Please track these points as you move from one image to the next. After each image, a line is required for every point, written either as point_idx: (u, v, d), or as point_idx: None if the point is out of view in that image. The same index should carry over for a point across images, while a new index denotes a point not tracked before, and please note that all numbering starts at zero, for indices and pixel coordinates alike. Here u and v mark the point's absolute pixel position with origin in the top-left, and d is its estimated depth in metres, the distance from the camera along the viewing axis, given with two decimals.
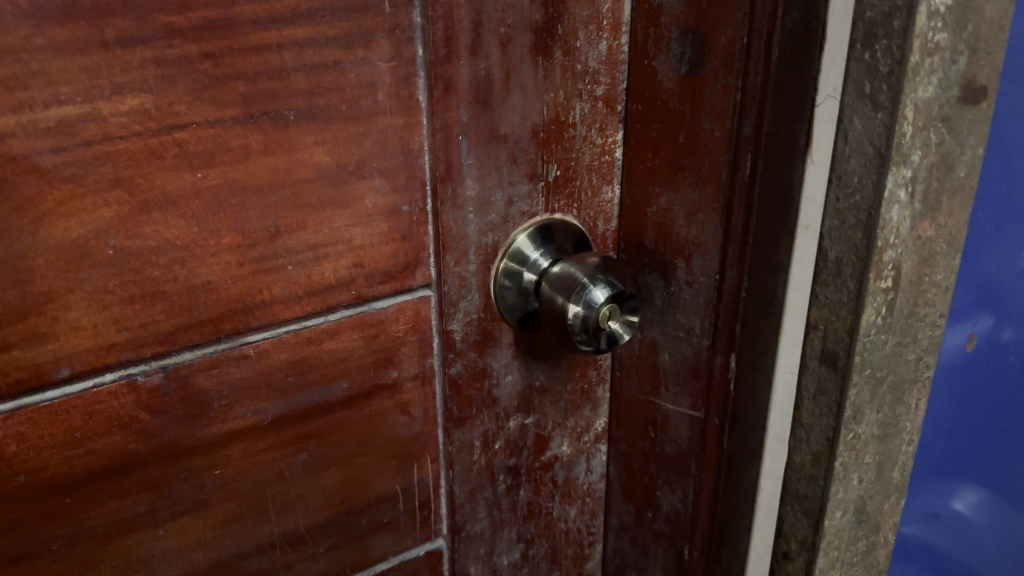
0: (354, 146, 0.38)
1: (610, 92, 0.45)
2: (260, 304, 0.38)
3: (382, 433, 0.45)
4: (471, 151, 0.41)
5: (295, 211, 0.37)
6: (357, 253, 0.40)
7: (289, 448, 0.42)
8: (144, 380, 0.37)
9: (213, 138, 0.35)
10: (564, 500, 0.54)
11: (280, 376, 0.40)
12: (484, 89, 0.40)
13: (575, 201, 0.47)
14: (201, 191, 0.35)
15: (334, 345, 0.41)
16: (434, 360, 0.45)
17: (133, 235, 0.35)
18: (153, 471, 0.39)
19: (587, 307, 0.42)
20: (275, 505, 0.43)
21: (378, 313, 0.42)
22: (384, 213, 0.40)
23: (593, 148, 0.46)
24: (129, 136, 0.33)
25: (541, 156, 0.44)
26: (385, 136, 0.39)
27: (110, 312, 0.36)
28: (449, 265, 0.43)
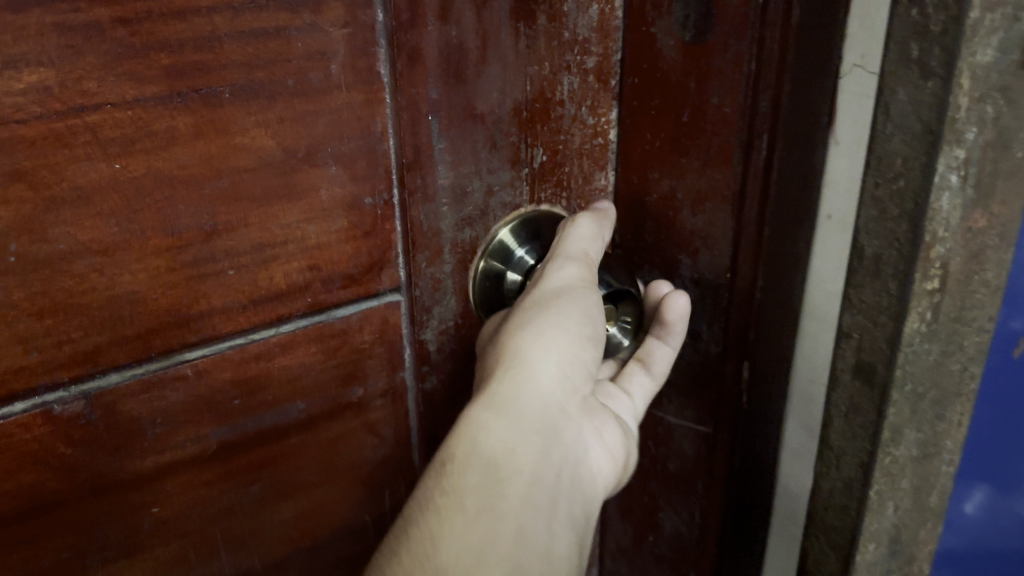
0: (304, 127, 0.32)
1: (603, 63, 0.39)
2: (197, 316, 0.33)
3: (347, 457, 0.39)
4: (443, 134, 0.36)
5: (235, 205, 0.32)
6: (312, 254, 0.34)
7: (239, 480, 0.36)
8: (61, 408, 0.31)
9: (132, 121, 0.29)
10: None
11: (225, 398, 0.35)
12: (456, 59, 0.34)
13: (565, 190, 0.41)
14: (120, 184, 0.30)
15: (287, 360, 0.36)
16: (406, 373, 0.40)
17: (39, 239, 0.29)
18: (79, 512, 0.33)
19: None
20: (225, 543, 0.37)
21: (339, 322, 0.36)
22: (342, 207, 0.34)
23: (583, 129, 0.40)
24: (29, 120, 0.28)
25: (525, 138, 0.38)
26: (340, 116, 0.33)
27: (16, 330, 0.30)
28: (422, 266, 0.37)
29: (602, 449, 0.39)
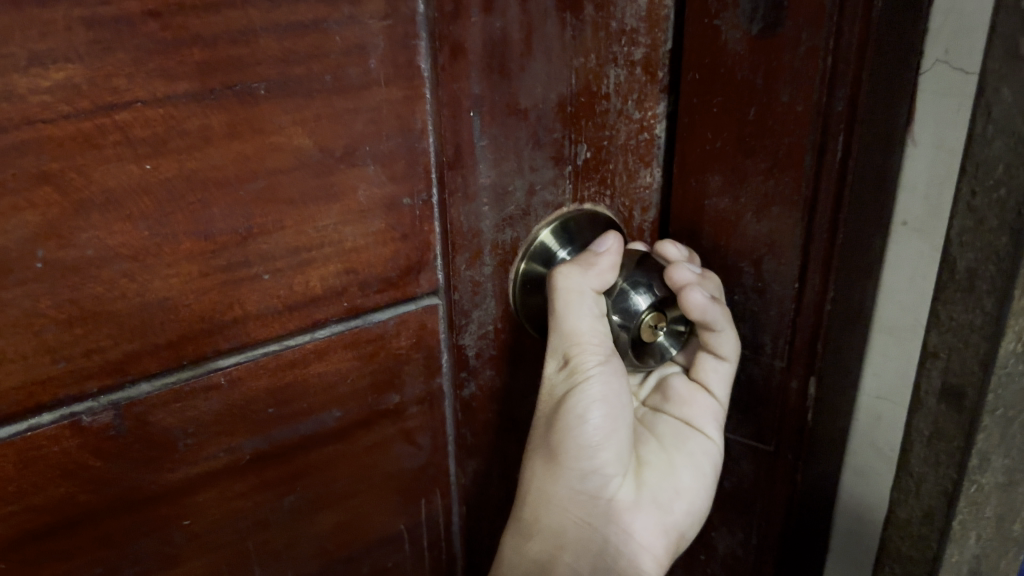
0: (343, 126, 0.30)
1: (650, 55, 0.37)
2: (230, 323, 0.31)
3: (383, 467, 0.38)
4: (484, 131, 0.34)
5: (271, 207, 0.30)
6: (349, 257, 0.32)
7: (272, 491, 0.35)
8: (91, 420, 0.30)
9: (163, 120, 0.27)
10: None
11: (258, 407, 0.33)
12: (499, 51, 0.33)
13: (609, 186, 0.39)
14: (151, 185, 0.28)
15: (323, 368, 0.34)
16: (444, 379, 0.38)
17: (67, 244, 0.27)
18: (109, 527, 0.31)
19: (626, 316, 0.37)
20: (258, 556, 0.36)
21: (376, 328, 0.34)
22: (381, 207, 0.32)
23: (629, 124, 0.38)
24: (56, 120, 0.26)
25: (569, 134, 0.36)
26: (378, 113, 0.31)
27: (43, 339, 0.28)
28: (462, 269, 0.36)
29: (663, 499, 0.41)
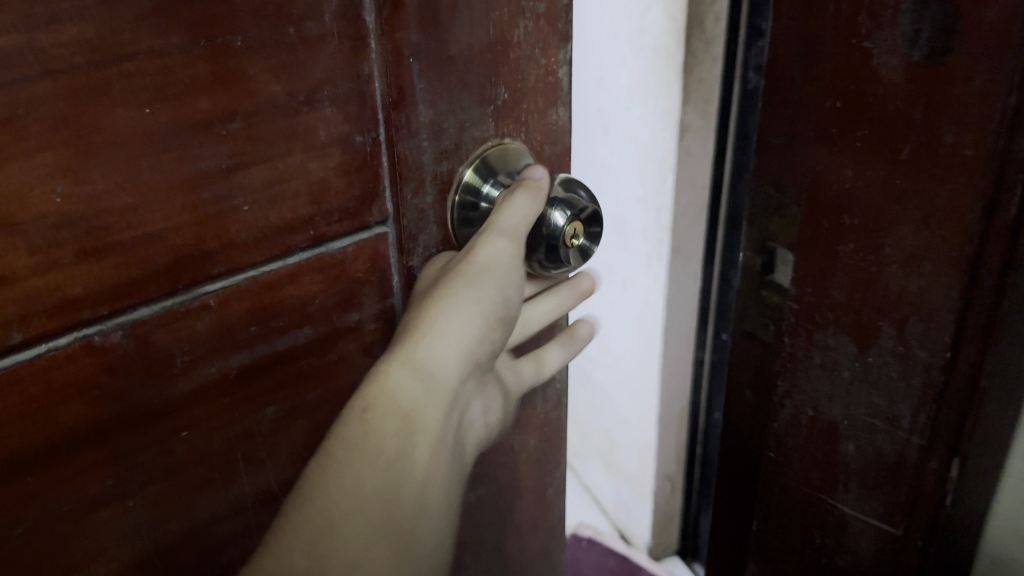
0: (305, 72, 0.34)
1: (552, 8, 0.42)
2: (218, 249, 0.35)
3: (346, 379, 0.43)
4: (423, 75, 0.38)
5: (248, 145, 0.34)
6: (314, 189, 0.37)
7: (255, 404, 0.39)
8: (102, 339, 0.33)
9: (160, 70, 0.31)
10: (523, 430, 0.52)
11: (243, 328, 0.37)
12: (432, 6, 0.37)
13: (524, 125, 0.44)
14: (151, 128, 0.31)
15: (295, 290, 0.38)
16: (395, 300, 0.43)
17: (82, 181, 0.30)
18: (119, 442, 0.35)
19: (550, 229, 0.43)
20: (246, 462, 0.40)
21: (338, 253, 0.39)
22: (339, 144, 0.37)
23: (537, 69, 0.43)
24: (71, 70, 0.29)
25: (490, 77, 0.41)
26: (334, 62, 0.35)
27: (63, 267, 0.31)
28: (407, 195, 0.40)
29: (493, 410, 0.45)
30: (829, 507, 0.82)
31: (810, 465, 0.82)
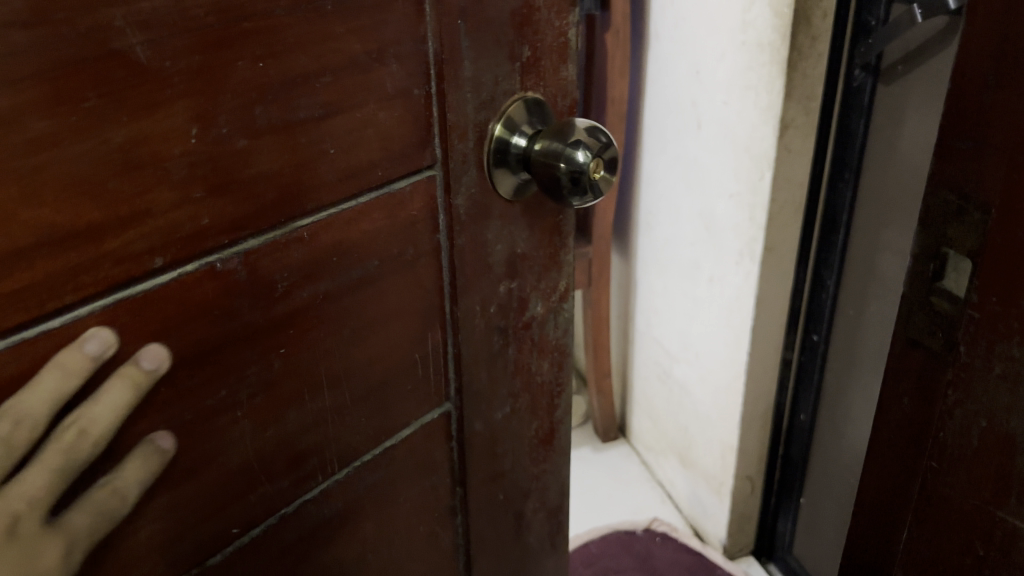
0: (377, 32, 0.41)
1: None
2: (311, 187, 0.41)
3: (406, 307, 0.49)
4: (468, 35, 0.45)
5: (334, 96, 0.40)
6: (382, 135, 0.43)
7: (334, 326, 0.46)
8: (222, 266, 0.39)
9: (271, 30, 0.36)
10: (540, 354, 0.61)
11: (327, 258, 0.44)
12: None
13: (543, 81, 0.50)
14: (262, 79, 0.37)
15: (365, 226, 0.45)
16: (441, 235, 0.49)
17: (212, 124, 0.36)
18: (232, 358, 0.41)
19: (573, 163, 0.47)
20: (327, 379, 0.47)
21: (397, 193, 0.46)
22: (401, 96, 0.43)
23: (554, 30, 0.50)
24: (205, 29, 0.34)
25: (518, 37, 0.47)
26: (401, 24, 0.42)
27: (194, 200, 0.37)
28: (454, 140, 0.46)
29: None
30: (998, 520, 0.82)
31: (980, 479, 0.82)
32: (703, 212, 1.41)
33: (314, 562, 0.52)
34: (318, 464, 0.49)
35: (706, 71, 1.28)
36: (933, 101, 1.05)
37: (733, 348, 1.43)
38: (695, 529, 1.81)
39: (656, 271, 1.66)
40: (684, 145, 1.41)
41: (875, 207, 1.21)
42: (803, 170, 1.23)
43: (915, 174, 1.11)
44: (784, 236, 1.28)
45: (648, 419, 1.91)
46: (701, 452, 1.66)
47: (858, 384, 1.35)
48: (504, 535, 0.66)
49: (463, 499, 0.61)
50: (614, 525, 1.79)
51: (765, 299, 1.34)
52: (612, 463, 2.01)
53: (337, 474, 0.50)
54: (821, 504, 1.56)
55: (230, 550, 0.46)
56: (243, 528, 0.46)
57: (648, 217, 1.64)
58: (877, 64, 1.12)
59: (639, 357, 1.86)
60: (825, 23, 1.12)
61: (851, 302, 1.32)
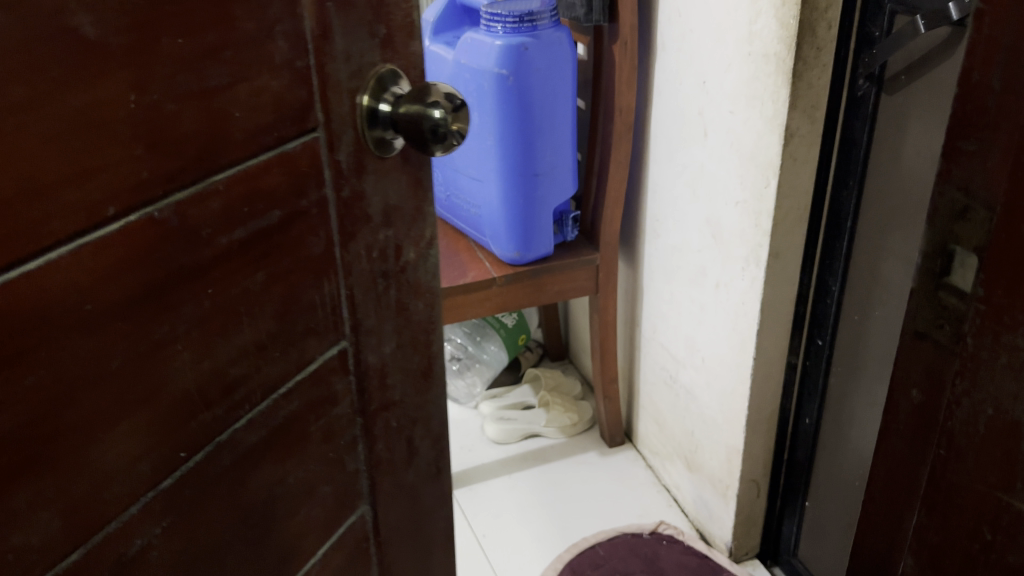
0: (264, 12, 0.48)
1: None
2: (226, 146, 0.48)
3: (305, 253, 0.56)
4: (337, 14, 0.53)
5: (235, 66, 0.47)
6: (276, 101, 0.50)
7: (250, 269, 0.52)
8: (160, 215, 0.45)
9: (184, 9, 0.43)
10: (415, 295, 0.69)
11: (242, 208, 0.50)
12: None
13: (396, 54, 0.59)
14: (181, 51, 0.44)
15: (270, 179, 0.52)
16: (329, 189, 0.57)
17: (146, 90, 0.43)
18: (173, 296, 0.48)
19: (435, 119, 0.57)
20: (246, 315, 0.53)
21: (291, 152, 0.53)
22: (288, 68, 0.51)
23: (403, 9, 0.58)
24: (136, 9, 0.41)
25: (375, 17, 0.56)
26: (283, 5, 0.49)
27: (136, 157, 0.43)
28: (333, 104, 0.54)
29: None
30: (1005, 506, 0.78)
31: (985, 462, 0.78)
32: (710, 219, 1.42)
33: (243, 485, 0.57)
34: (245, 393, 0.55)
35: (713, 81, 1.32)
36: (938, 111, 1.04)
37: (737, 352, 1.43)
38: (701, 532, 1.74)
39: (663, 277, 1.66)
40: (691, 153, 1.45)
41: (880, 216, 1.19)
42: (807, 178, 1.24)
43: (922, 180, 1.10)
44: (789, 243, 1.28)
45: (653, 424, 1.86)
46: (707, 455, 1.63)
47: (862, 390, 1.33)
48: (397, 462, 0.74)
49: (363, 426, 0.68)
50: (619, 528, 1.68)
51: (771, 306, 1.34)
52: (619, 467, 1.92)
53: (262, 403, 0.57)
54: (826, 506, 1.51)
55: (178, 474, 0.52)
56: (189, 454, 0.52)
57: (654, 224, 1.65)
58: (882, 73, 1.11)
59: (647, 362, 1.83)
60: (831, 34, 1.14)
61: (855, 309, 1.30)
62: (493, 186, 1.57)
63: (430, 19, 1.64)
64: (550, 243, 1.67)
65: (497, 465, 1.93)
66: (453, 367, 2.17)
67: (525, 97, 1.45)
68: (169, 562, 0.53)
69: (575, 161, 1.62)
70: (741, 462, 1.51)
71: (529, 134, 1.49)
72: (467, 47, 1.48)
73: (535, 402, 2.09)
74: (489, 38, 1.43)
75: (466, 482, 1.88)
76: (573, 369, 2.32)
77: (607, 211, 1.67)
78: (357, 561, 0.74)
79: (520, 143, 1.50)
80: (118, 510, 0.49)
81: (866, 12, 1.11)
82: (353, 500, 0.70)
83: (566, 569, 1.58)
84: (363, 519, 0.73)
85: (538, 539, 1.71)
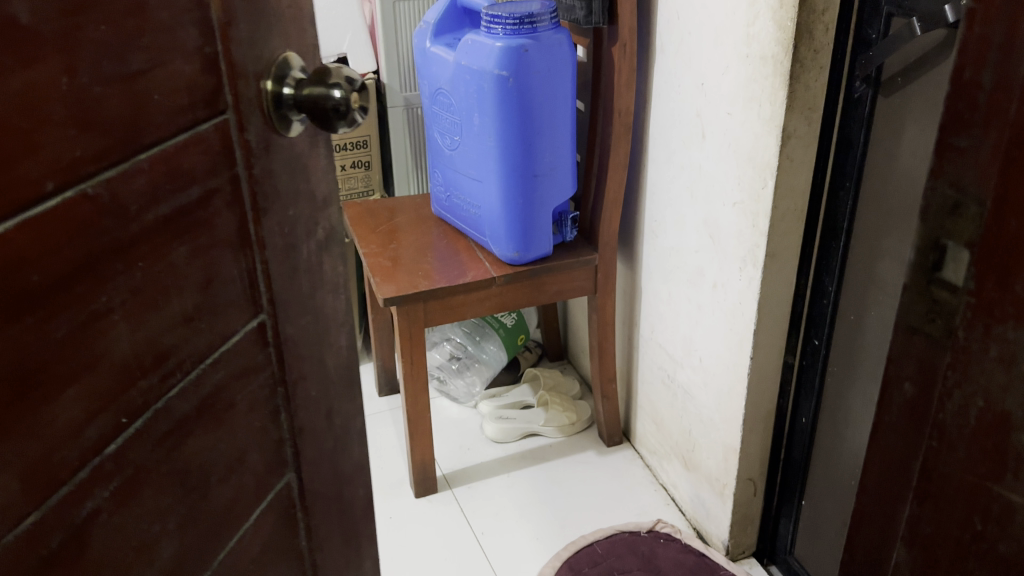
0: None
1: None
2: (146, 124, 0.48)
3: (220, 231, 0.56)
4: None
5: (148, 51, 0.47)
6: (188, 84, 0.51)
7: (172, 242, 0.52)
8: (93, 192, 0.46)
9: None
10: (326, 284, 0.68)
11: (162, 183, 0.50)
12: None
13: (297, 43, 0.59)
14: (105, 36, 0.45)
15: (185, 157, 0.51)
16: (240, 168, 0.56)
17: (77, 72, 0.43)
18: (107, 267, 0.47)
19: (337, 99, 0.57)
20: (172, 289, 0.53)
21: (202, 134, 0.52)
22: (197, 52, 0.51)
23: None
24: None
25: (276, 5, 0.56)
26: None
27: (71, 138, 0.44)
28: (241, 87, 0.54)
29: None
30: (995, 495, 0.85)
31: (980, 455, 0.85)
32: (707, 220, 1.44)
33: (176, 459, 0.56)
34: (176, 362, 0.54)
35: (711, 83, 1.34)
36: (930, 112, 1.03)
37: (735, 351, 1.44)
38: (698, 531, 1.75)
39: (661, 278, 1.68)
40: (690, 155, 1.46)
41: (875, 216, 1.18)
42: (804, 180, 1.26)
43: (916, 181, 1.08)
44: (786, 244, 1.30)
45: (651, 423, 1.87)
46: (705, 453, 1.64)
47: (858, 388, 1.31)
48: (323, 454, 0.72)
49: (289, 422, 0.67)
50: (617, 527, 1.69)
51: (767, 306, 1.36)
52: (619, 467, 1.93)
53: (191, 370, 0.56)
54: (821, 505, 1.50)
55: (121, 439, 0.51)
56: (130, 418, 0.51)
57: (653, 226, 1.67)
58: (878, 75, 1.11)
59: (645, 361, 1.85)
60: (827, 36, 1.15)
61: (851, 308, 1.28)
62: (494, 187, 1.58)
63: (430, 21, 1.65)
64: (549, 243, 1.68)
65: (496, 464, 1.94)
66: (453, 366, 2.21)
67: (525, 98, 1.47)
68: (112, 532, 0.52)
69: (574, 161, 1.63)
70: (736, 461, 1.53)
71: (529, 135, 1.51)
72: (468, 49, 1.50)
73: (533, 402, 2.11)
74: (489, 39, 1.45)
75: (465, 480, 1.89)
76: (571, 369, 2.34)
77: (606, 212, 1.69)
78: (282, 532, 0.70)
79: (520, 144, 1.52)
80: (70, 471, 0.48)
81: (863, 15, 1.12)
82: (278, 468, 0.67)
83: (564, 568, 1.59)
84: (289, 487, 0.69)
85: (536, 537, 1.72)
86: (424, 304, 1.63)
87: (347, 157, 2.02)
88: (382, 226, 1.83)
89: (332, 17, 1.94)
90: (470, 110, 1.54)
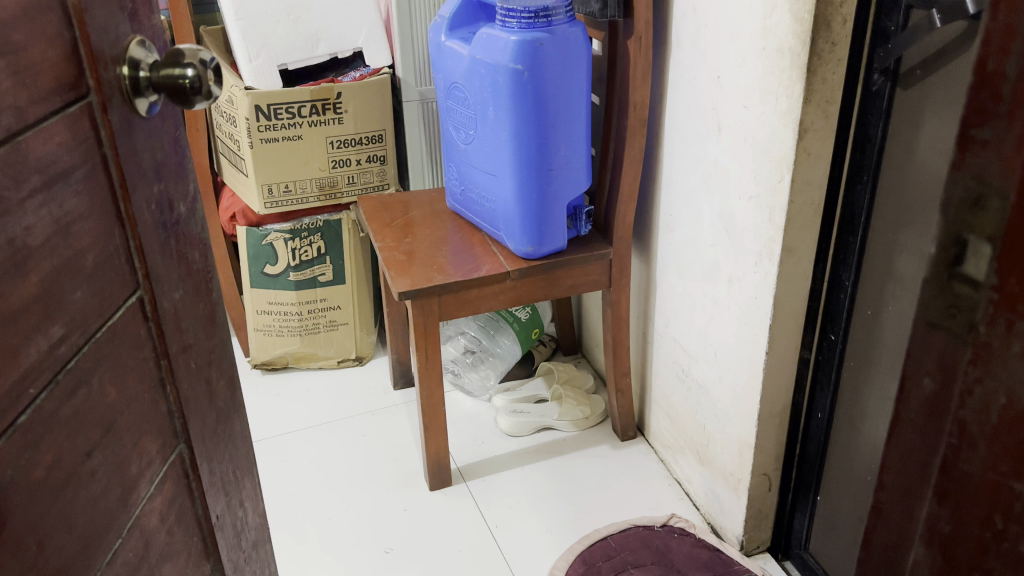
0: None
1: None
2: (25, 110, 0.51)
3: (97, 212, 0.59)
4: None
5: (18, 40, 0.50)
6: (55, 70, 0.54)
7: (53, 221, 0.54)
8: None
9: None
10: (190, 251, 0.72)
11: (40, 162, 0.53)
12: None
13: (141, 25, 0.63)
14: None
15: (57, 140, 0.54)
16: (106, 148, 0.59)
17: None
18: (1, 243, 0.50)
19: (189, 75, 0.60)
20: (57, 266, 0.55)
21: (70, 116, 0.55)
22: (57, 41, 0.54)
23: None
24: None
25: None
26: None
27: None
28: (101, 72, 0.58)
29: None
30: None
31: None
32: (723, 214, 1.43)
33: (75, 434, 0.58)
34: (67, 337, 0.57)
35: (728, 75, 1.33)
36: (951, 106, 1.00)
37: (750, 346, 1.43)
38: (712, 526, 1.73)
39: (676, 273, 1.68)
40: (706, 149, 1.45)
41: (892, 209, 1.15)
42: (821, 174, 1.24)
43: (933, 176, 1.05)
44: (804, 237, 1.29)
45: (665, 418, 1.87)
46: (720, 448, 1.63)
47: (872, 382, 1.29)
48: (207, 421, 0.76)
49: (175, 399, 0.70)
50: (630, 521, 1.68)
51: (784, 301, 1.34)
52: (631, 460, 1.92)
53: (83, 346, 0.58)
54: (837, 500, 1.46)
55: (29, 410, 0.53)
56: (36, 390, 0.54)
57: (669, 220, 1.66)
58: (898, 68, 1.08)
59: (659, 356, 1.84)
60: (845, 29, 1.13)
61: (868, 303, 1.26)
62: (508, 181, 1.58)
63: (446, 15, 1.65)
64: (564, 237, 1.68)
65: (510, 458, 1.94)
66: (467, 360, 2.21)
67: (539, 92, 1.47)
68: (30, 498, 0.54)
69: (588, 155, 1.62)
70: (751, 458, 1.51)
71: (544, 129, 1.51)
72: (483, 43, 1.50)
73: (547, 396, 2.11)
74: (505, 33, 1.45)
75: (479, 474, 1.89)
76: (586, 363, 2.33)
77: (620, 207, 1.68)
78: (180, 499, 0.73)
79: (534, 138, 1.52)
80: None
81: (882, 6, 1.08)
82: (168, 440, 0.70)
83: (578, 563, 1.59)
84: (181, 457, 0.72)
85: (550, 530, 1.72)
86: (438, 299, 1.64)
87: (363, 152, 2.02)
88: (397, 220, 1.84)
89: (346, 13, 1.98)
90: (484, 104, 1.55)
